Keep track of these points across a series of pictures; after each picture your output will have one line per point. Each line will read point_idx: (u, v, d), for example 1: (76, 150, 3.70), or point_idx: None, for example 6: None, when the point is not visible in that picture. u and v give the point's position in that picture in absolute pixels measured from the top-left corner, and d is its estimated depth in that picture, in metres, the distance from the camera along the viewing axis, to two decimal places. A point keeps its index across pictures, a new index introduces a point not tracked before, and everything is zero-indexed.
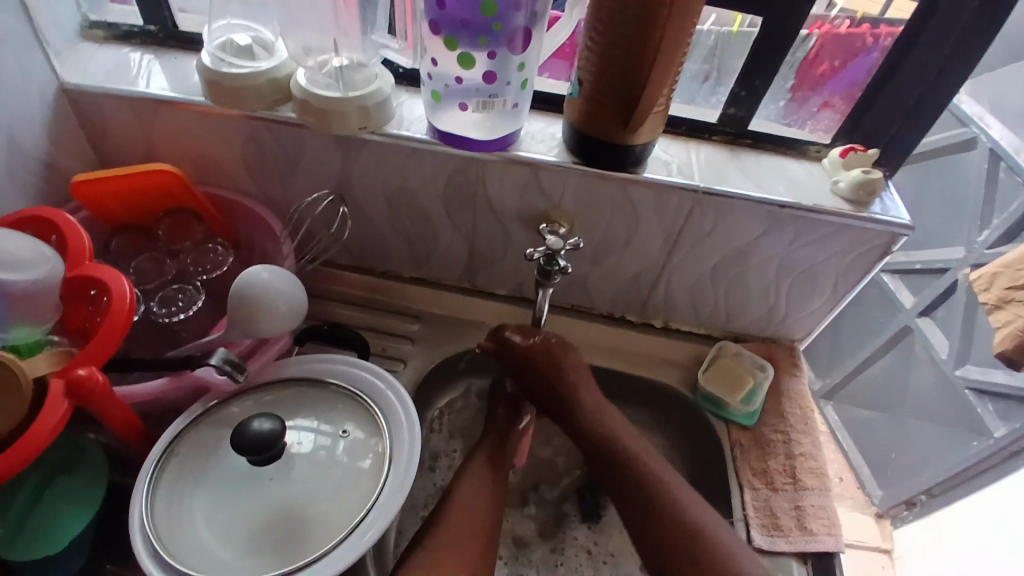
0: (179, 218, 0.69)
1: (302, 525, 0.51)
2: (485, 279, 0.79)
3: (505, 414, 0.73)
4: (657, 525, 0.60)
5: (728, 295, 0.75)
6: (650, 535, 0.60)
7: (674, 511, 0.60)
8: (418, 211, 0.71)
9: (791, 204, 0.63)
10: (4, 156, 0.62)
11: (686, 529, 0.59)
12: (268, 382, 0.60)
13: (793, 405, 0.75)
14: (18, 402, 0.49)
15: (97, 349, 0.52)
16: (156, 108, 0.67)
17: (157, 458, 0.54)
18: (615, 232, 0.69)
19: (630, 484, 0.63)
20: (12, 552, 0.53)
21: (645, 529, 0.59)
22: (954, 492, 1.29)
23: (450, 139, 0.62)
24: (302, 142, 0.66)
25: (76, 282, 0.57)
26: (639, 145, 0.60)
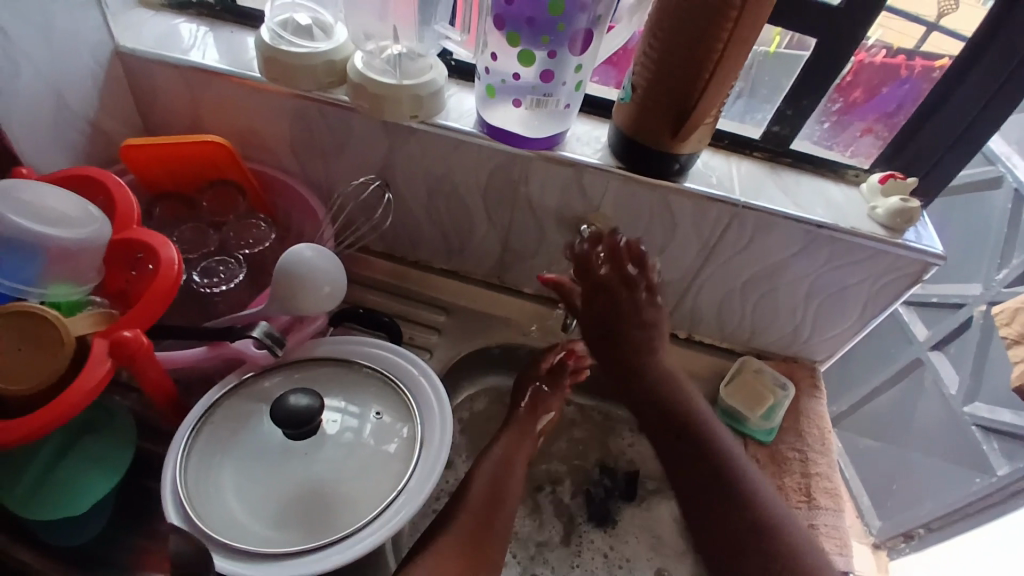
0: (222, 191, 0.69)
1: (331, 500, 0.52)
2: (515, 275, 0.79)
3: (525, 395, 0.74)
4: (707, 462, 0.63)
5: (756, 311, 0.75)
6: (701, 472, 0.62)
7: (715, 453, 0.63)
8: (457, 202, 0.71)
9: (829, 224, 0.64)
10: (51, 113, 0.63)
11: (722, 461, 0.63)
12: (300, 360, 0.60)
13: (811, 425, 0.75)
14: (57, 360, 0.49)
15: (141, 315, 0.53)
16: (208, 80, 0.68)
17: (191, 426, 0.54)
18: (651, 238, 0.69)
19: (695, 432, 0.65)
20: (33, 511, 0.54)
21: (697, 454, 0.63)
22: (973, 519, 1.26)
23: (499, 135, 0.63)
24: (350, 125, 0.66)
25: (121, 246, 0.57)
26: (684, 154, 0.61)
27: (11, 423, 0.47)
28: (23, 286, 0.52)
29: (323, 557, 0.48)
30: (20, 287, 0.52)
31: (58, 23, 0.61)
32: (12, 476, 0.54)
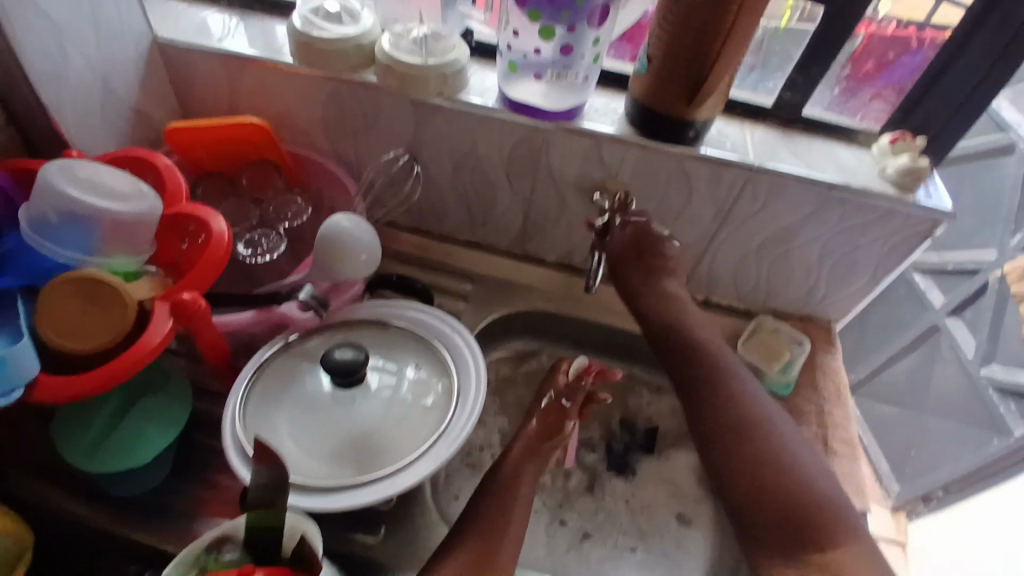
0: (259, 169, 0.73)
1: (376, 443, 0.57)
2: (537, 245, 0.83)
3: (535, 417, 0.67)
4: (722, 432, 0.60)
5: (770, 272, 0.78)
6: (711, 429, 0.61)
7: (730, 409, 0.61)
8: (480, 175, 0.75)
9: (839, 185, 0.67)
10: (98, 98, 0.68)
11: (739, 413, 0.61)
12: (342, 322, 0.65)
13: (827, 379, 0.79)
14: (121, 319, 0.54)
15: (195, 280, 0.57)
16: (244, 66, 0.72)
17: (248, 378, 0.60)
18: (667, 203, 0.73)
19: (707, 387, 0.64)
20: (93, 465, 0.57)
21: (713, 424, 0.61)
22: (1001, 472, 1.29)
23: (521, 109, 0.66)
24: (377, 104, 0.70)
25: (173, 220, 0.62)
26: (698, 121, 0.64)
27: (80, 376, 0.51)
28: (83, 256, 0.57)
29: (370, 492, 0.53)
30: (81, 257, 0.57)
31: (104, 14, 0.66)
32: (77, 432, 0.58)
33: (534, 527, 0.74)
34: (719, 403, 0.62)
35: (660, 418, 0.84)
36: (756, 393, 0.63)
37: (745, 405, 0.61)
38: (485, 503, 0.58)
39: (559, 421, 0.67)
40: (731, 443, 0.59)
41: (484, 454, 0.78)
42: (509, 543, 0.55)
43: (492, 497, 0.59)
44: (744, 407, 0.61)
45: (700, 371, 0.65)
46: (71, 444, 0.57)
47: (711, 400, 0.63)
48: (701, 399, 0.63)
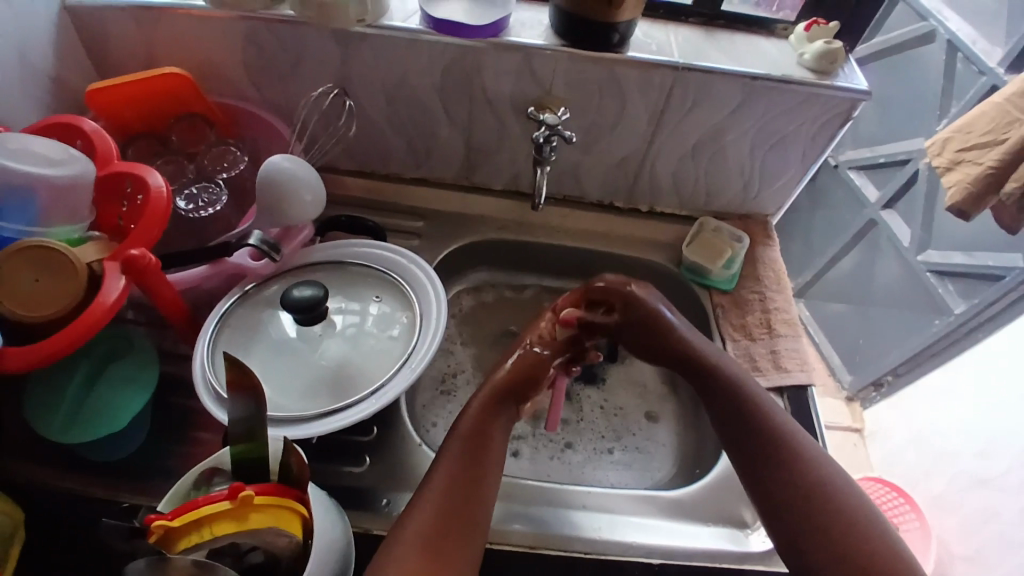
0: (189, 124, 0.71)
1: (347, 374, 0.58)
2: (483, 174, 0.83)
3: (512, 359, 0.67)
4: (785, 484, 0.57)
5: (708, 174, 0.81)
6: (773, 491, 0.57)
7: (794, 462, 0.58)
8: (416, 105, 0.74)
9: (762, 75, 0.69)
10: (14, 70, 0.63)
11: (801, 462, 0.58)
12: (297, 268, 0.65)
13: (767, 270, 0.83)
14: (74, 283, 0.51)
15: (143, 236, 0.55)
16: (155, 17, 0.68)
17: (211, 330, 0.60)
18: (604, 114, 0.74)
19: (758, 434, 0.60)
20: (75, 432, 0.55)
21: (777, 480, 0.57)
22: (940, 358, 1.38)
23: (446, 28, 0.66)
24: (300, 41, 0.68)
25: (109, 181, 0.59)
26: (621, 23, 0.65)
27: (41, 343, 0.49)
28: (27, 227, 0.55)
29: (348, 416, 0.55)
30: (25, 228, 0.55)
31: None
32: (50, 405, 0.56)
33: (517, 445, 0.76)
34: (752, 440, 0.60)
35: None
36: (807, 439, 0.60)
37: (803, 454, 0.59)
38: (451, 442, 0.59)
39: (535, 369, 0.68)
40: (805, 497, 0.56)
41: (457, 380, 0.81)
42: (497, 452, 0.60)
43: (457, 435, 0.60)
44: (801, 456, 0.59)
45: (718, 402, 0.64)
46: (47, 418, 0.56)
47: (743, 438, 0.61)
48: (732, 433, 0.62)
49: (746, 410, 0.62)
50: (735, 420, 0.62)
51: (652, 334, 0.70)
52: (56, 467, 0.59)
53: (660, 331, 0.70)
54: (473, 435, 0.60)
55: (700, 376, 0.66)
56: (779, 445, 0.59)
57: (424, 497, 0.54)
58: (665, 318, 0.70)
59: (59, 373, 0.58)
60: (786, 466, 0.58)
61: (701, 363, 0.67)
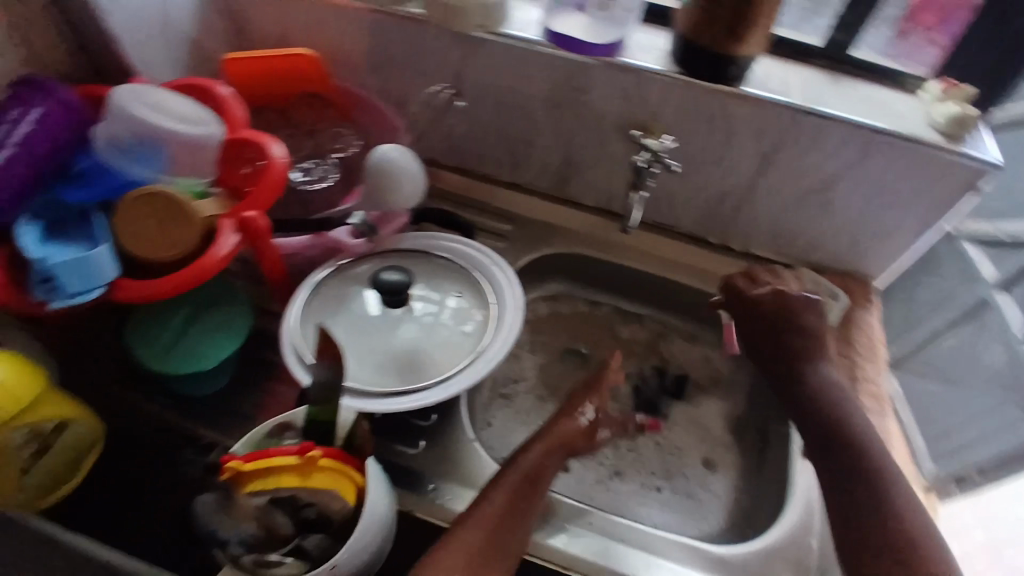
0: (312, 103, 0.76)
1: (418, 358, 0.60)
2: (576, 188, 0.84)
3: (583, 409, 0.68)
4: (871, 515, 0.58)
5: (811, 224, 0.78)
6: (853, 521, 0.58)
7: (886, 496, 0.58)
8: (522, 112, 0.76)
9: (885, 129, 0.66)
10: (165, 35, 0.69)
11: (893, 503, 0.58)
12: (387, 251, 0.68)
13: (860, 335, 0.79)
14: (190, 233, 0.56)
15: (259, 200, 0.60)
16: (296, 1, 0.72)
17: (304, 296, 0.63)
18: (711, 146, 0.72)
19: (854, 467, 0.61)
20: (163, 367, 0.60)
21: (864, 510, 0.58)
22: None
23: (563, 43, 0.66)
24: (425, 39, 0.71)
25: (234, 144, 0.64)
26: (742, 58, 0.64)
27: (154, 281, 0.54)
28: (155, 174, 0.59)
29: (414, 399, 0.57)
30: (153, 175, 0.59)
31: None
32: (150, 337, 0.62)
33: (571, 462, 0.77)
34: (843, 458, 0.62)
35: (693, 366, 0.86)
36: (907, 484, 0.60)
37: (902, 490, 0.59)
38: (508, 474, 0.59)
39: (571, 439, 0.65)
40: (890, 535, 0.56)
41: (517, 385, 0.82)
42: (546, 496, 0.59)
43: (517, 469, 0.60)
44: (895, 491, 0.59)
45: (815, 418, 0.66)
46: (145, 347, 0.61)
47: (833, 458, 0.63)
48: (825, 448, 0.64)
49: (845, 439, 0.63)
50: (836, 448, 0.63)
51: (778, 340, 0.73)
52: (148, 396, 0.65)
53: (793, 331, 0.73)
54: (530, 472, 0.60)
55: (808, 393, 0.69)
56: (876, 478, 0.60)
57: (469, 522, 0.55)
58: (806, 330, 0.73)
59: (164, 310, 0.63)
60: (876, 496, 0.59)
61: (814, 388, 0.69)
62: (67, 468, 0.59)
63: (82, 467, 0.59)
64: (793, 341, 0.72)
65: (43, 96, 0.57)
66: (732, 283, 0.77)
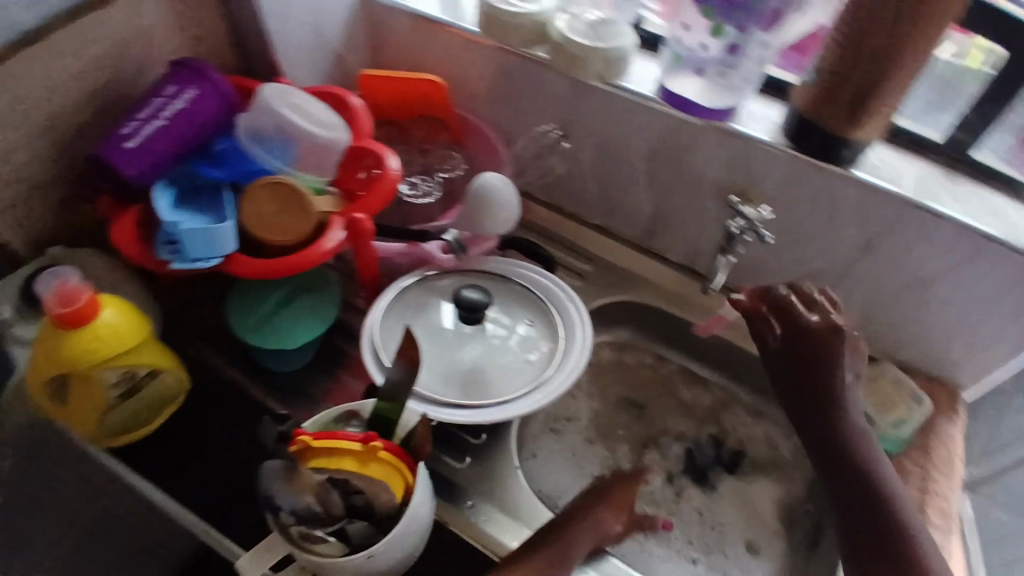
0: (429, 124, 0.81)
1: (482, 377, 0.63)
2: (663, 242, 0.85)
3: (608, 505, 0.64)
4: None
5: (904, 320, 0.75)
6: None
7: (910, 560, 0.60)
8: (624, 162, 0.78)
9: (998, 238, 0.63)
10: (314, 45, 0.77)
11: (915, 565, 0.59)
12: (470, 270, 0.71)
13: (938, 445, 0.74)
14: (304, 224, 0.61)
15: (369, 204, 0.65)
16: (433, 30, 0.78)
17: (388, 298, 0.67)
18: (809, 224, 0.72)
19: (878, 528, 0.62)
20: (254, 339, 0.66)
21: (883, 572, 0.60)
22: None
23: (676, 103, 0.68)
24: (545, 81, 0.75)
25: (355, 151, 0.69)
26: (856, 141, 0.63)
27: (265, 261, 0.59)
28: (284, 166, 0.65)
29: (473, 414, 0.60)
30: (283, 167, 0.65)
31: None
32: (247, 309, 0.68)
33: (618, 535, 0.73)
34: (861, 501, 0.64)
35: (752, 441, 0.83)
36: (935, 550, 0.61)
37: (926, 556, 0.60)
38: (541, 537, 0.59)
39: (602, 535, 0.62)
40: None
41: (570, 423, 0.83)
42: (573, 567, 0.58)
43: (552, 535, 0.59)
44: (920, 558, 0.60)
45: (839, 455, 0.68)
46: (242, 318, 0.67)
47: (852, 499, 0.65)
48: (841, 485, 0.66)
49: (871, 496, 0.64)
50: (862, 504, 0.64)
51: (815, 368, 0.72)
52: (233, 363, 0.70)
53: (829, 362, 0.71)
54: (560, 543, 0.59)
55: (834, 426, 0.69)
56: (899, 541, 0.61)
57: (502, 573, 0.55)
58: (845, 361, 0.71)
59: (264, 287, 0.69)
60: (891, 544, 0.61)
61: (848, 450, 0.67)
62: (148, 411, 0.64)
63: (162, 414, 0.64)
64: (836, 372, 0.71)
65: (195, 78, 0.62)
66: (786, 299, 0.74)
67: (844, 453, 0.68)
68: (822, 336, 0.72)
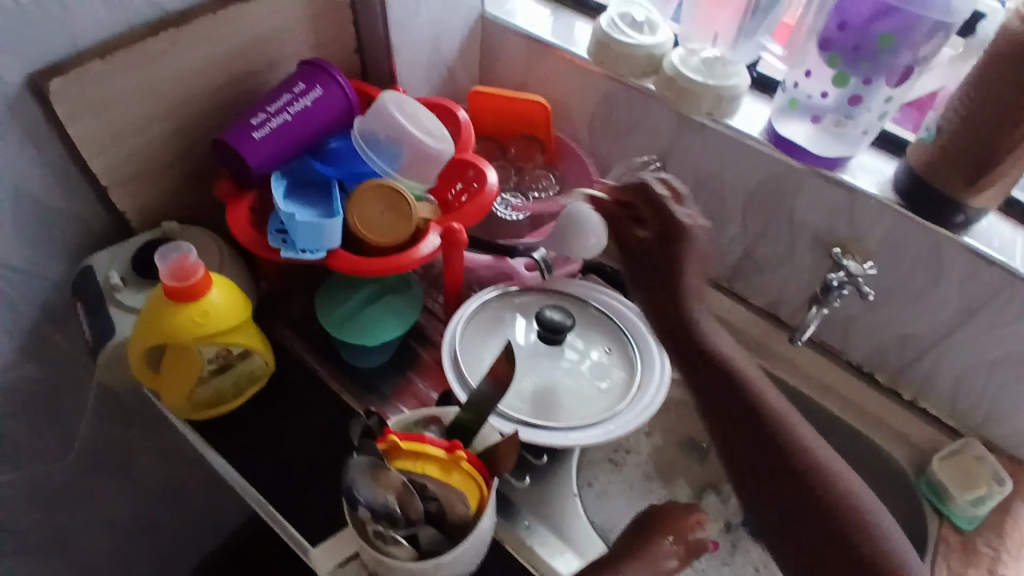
0: (527, 144, 0.82)
1: (555, 398, 0.63)
2: (746, 284, 0.83)
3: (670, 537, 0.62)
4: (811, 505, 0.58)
5: (998, 398, 0.71)
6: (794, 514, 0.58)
7: (817, 474, 0.59)
8: (718, 200, 0.77)
9: None
10: (430, 57, 0.80)
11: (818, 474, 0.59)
12: (550, 290, 0.72)
13: (1017, 531, 0.70)
14: (404, 228, 0.63)
15: (465, 216, 0.67)
16: (545, 53, 0.80)
17: (470, 309, 0.69)
18: (909, 285, 0.69)
19: (782, 457, 0.60)
20: (339, 332, 0.69)
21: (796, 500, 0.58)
22: None
23: (783, 145, 0.68)
24: (649, 112, 0.75)
25: (456, 164, 0.71)
26: (973, 207, 0.61)
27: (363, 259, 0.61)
28: (389, 172, 0.67)
29: (544, 435, 0.60)
30: (387, 172, 0.67)
31: None
32: (335, 303, 0.70)
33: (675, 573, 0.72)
34: (789, 464, 0.59)
35: None
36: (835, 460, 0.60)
37: (833, 471, 0.59)
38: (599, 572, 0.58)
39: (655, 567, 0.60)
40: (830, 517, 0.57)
41: (629, 455, 0.82)
42: None
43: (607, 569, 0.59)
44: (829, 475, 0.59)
45: (761, 425, 0.61)
46: (330, 310, 0.70)
47: (779, 466, 0.60)
48: (742, 427, 0.62)
49: (763, 424, 0.61)
50: (756, 439, 0.61)
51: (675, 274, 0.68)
52: (314, 352, 0.73)
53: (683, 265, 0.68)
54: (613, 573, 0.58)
55: (732, 382, 0.64)
56: (804, 463, 0.59)
57: None
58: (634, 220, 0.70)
59: (353, 284, 0.71)
60: (814, 486, 0.58)
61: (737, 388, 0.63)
62: (231, 390, 0.66)
63: (242, 394, 0.66)
64: (680, 280, 0.68)
65: (323, 79, 0.65)
66: (660, 196, 0.68)
67: (738, 399, 0.63)
68: (681, 236, 0.68)
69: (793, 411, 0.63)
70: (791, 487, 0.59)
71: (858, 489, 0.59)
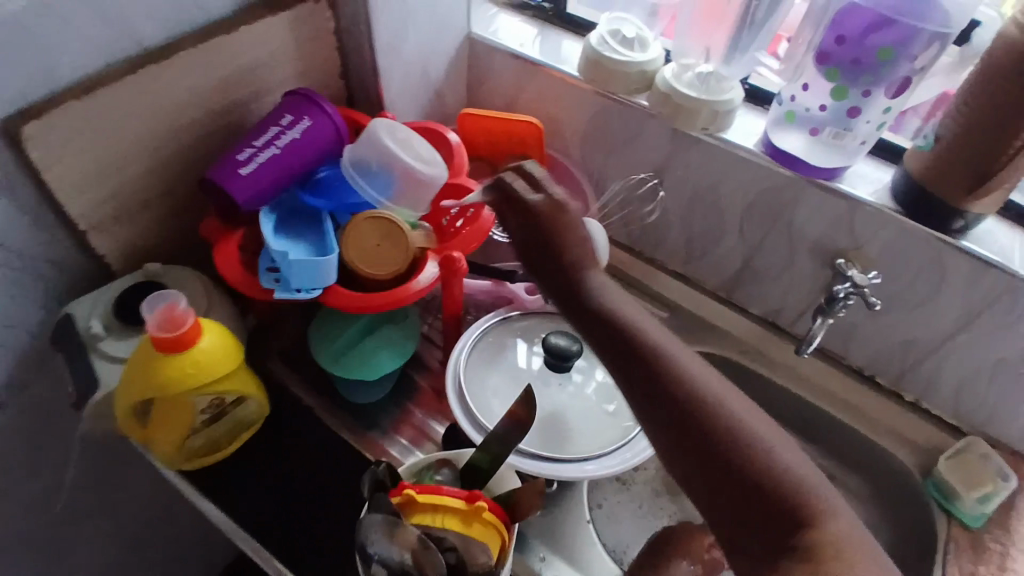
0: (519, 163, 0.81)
1: (563, 426, 0.61)
2: (745, 295, 0.82)
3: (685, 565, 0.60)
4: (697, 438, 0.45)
5: (1002, 399, 0.71)
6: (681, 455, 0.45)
7: (698, 404, 0.46)
8: (715, 212, 0.76)
9: None
10: (419, 81, 0.78)
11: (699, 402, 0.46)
12: (551, 311, 0.70)
13: None
14: (402, 260, 0.61)
15: (463, 243, 0.65)
16: (535, 72, 0.79)
17: (471, 337, 0.67)
18: (910, 290, 0.69)
19: (668, 396, 0.46)
20: (337, 368, 0.66)
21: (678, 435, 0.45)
22: None
23: (780, 158, 0.67)
24: (642, 127, 0.74)
25: (451, 188, 0.69)
26: (972, 213, 0.61)
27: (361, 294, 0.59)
28: (383, 201, 0.65)
29: (557, 467, 0.58)
30: (381, 201, 0.65)
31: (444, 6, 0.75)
32: (331, 337, 0.68)
33: None
34: (678, 405, 0.45)
35: None
36: (719, 387, 0.47)
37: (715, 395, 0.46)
38: None
39: None
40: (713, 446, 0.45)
41: (637, 474, 0.80)
42: None
43: None
44: (707, 400, 0.46)
45: (641, 364, 0.47)
46: (325, 345, 0.67)
47: (671, 417, 0.45)
48: (625, 370, 0.48)
49: (639, 355, 0.47)
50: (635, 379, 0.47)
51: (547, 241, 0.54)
52: (312, 389, 0.70)
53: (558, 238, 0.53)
54: None
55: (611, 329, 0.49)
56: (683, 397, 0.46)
57: None
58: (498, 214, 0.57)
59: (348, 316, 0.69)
60: (701, 422, 0.45)
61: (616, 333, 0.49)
62: (226, 437, 0.63)
63: (236, 440, 0.63)
64: (559, 235, 0.53)
65: (311, 108, 0.63)
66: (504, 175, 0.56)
67: (614, 341, 0.48)
68: (549, 215, 0.54)
69: (679, 344, 0.49)
70: (682, 427, 0.45)
71: (791, 448, 0.45)
